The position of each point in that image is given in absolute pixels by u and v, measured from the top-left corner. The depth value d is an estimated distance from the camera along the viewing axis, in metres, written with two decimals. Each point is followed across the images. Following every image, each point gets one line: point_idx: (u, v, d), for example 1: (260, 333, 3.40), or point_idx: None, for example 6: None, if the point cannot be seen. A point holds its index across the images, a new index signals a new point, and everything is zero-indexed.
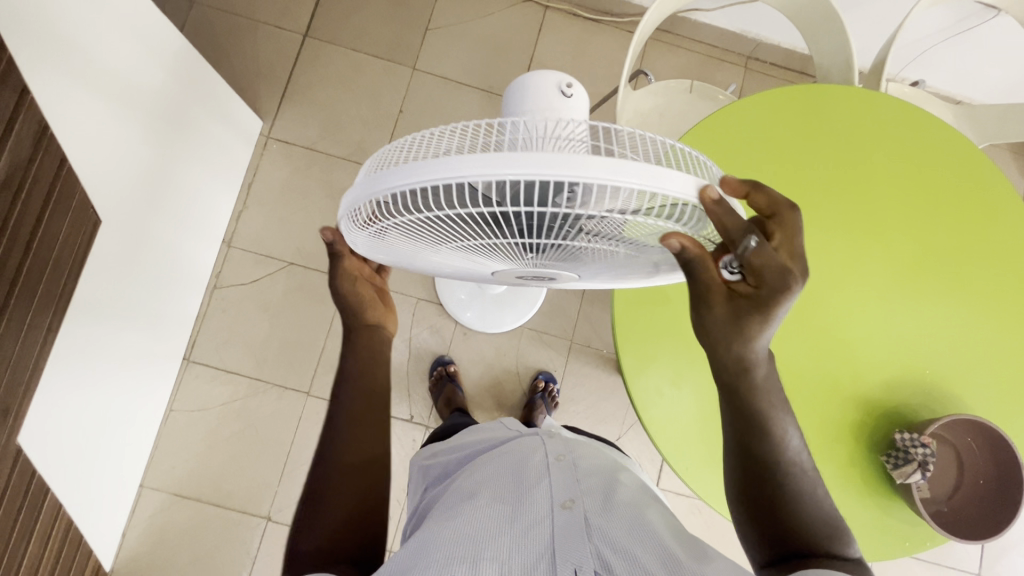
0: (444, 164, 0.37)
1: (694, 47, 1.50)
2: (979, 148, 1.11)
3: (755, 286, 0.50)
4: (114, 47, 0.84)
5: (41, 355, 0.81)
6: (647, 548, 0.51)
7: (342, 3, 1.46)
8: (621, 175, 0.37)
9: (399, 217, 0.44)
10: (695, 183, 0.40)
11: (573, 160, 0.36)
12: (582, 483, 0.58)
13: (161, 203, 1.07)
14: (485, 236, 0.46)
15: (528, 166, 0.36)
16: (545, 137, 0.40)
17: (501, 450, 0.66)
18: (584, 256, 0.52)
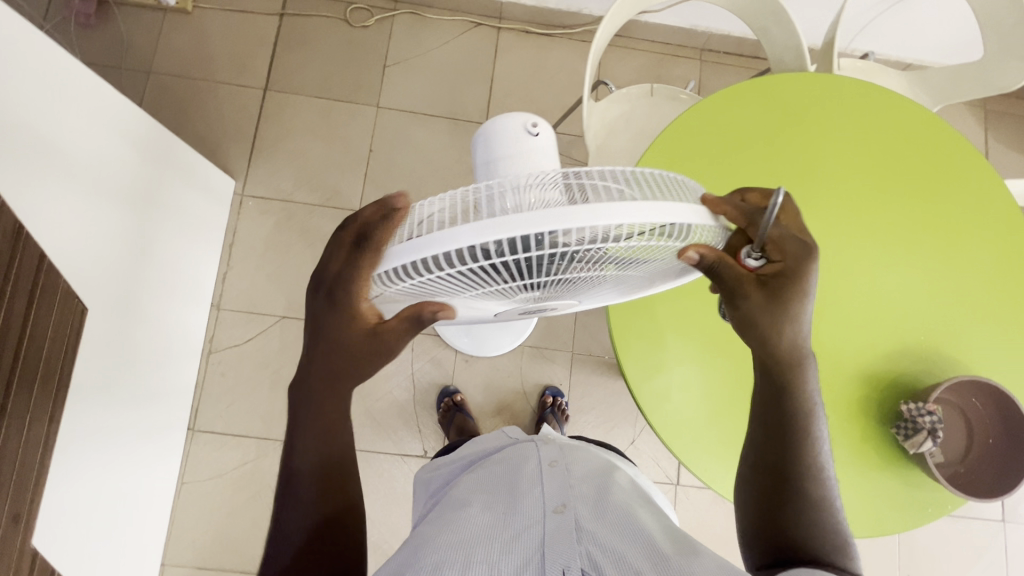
0: (443, 237, 0.39)
1: (648, 47, 1.52)
2: (934, 110, 1.14)
3: (779, 261, 0.54)
4: (77, 133, 0.84)
5: (45, 450, 0.80)
6: (636, 550, 0.52)
7: (297, 52, 1.47)
8: (605, 217, 0.39)
9: (400, 286, 0.45)
10: (676, 208, 0.42)
11: (561, 214, 0.38)
12: (574, 489, 0.60)
13: (145, 278, 1.06)
14: (482, 288, 0.48)
15: (520, 227, 0.38)
16: (525, 188, 0.41)
17: (500, 461, 0.69)
18: (577, 286, 0.54)
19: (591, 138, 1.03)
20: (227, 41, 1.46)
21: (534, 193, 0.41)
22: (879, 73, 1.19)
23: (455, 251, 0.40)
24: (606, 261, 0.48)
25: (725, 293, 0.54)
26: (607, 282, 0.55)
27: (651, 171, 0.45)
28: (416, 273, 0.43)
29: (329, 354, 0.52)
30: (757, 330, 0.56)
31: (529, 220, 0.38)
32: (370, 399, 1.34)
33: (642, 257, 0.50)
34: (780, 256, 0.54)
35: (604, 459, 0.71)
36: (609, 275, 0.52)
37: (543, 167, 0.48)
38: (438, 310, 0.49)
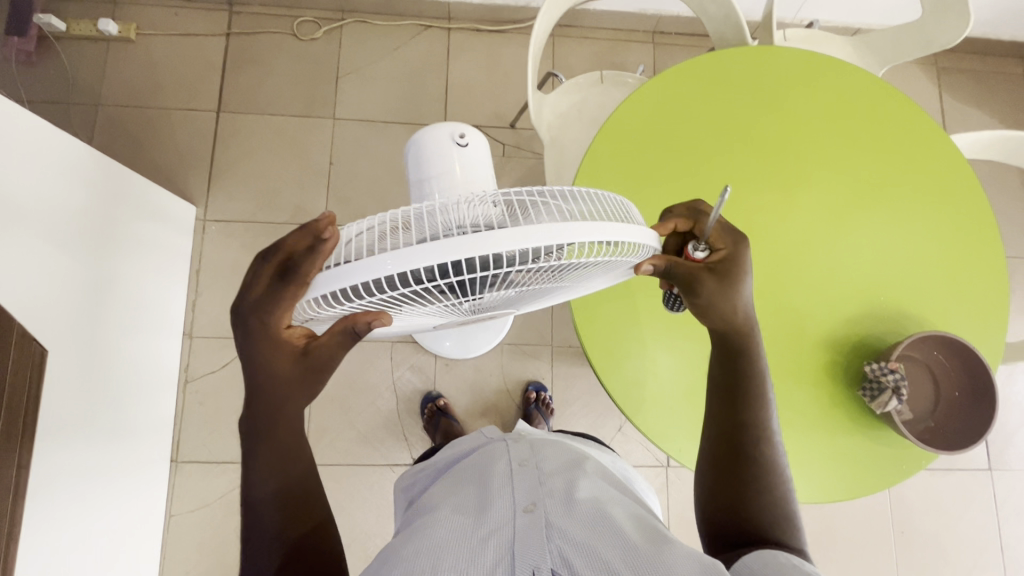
0: (368, 265, 0.39)
1: (600, 35, 1.52)
2: (881, 73, 1.15)
3: (720, 249, 0.60)
4: (19, 177, 0.82)
5: (17, 498, 0.79)
6: (607, 543, 0.52)
7: (247, 71, 1.45)
8: (529, 242, 0.39)
9: (326, 311, 0.45)
10: (610, 230, 0.43)
11: (484, 240, 0.38)
12: (545, 486, 0.60)
13: (107, 315, 1.04)
14: (416, 309, 0.48)
15: (443, 253, 0.38)
16: (458, 206, 0.42)
17: (472, 462, 0.69)
18: (517, 296, 0.55)
19: (543, 131, 1.02)
20: (175, 66, 1.44)
21: (468, 213, 0.42)
22: (826, 41, 1.19)
23: (383, 279, 0.40)
24: (540, 276, 0.48)
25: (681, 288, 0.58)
26: (547, 289, 0.56)
27: (586, 189, 0.45)
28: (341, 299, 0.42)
29: (264, 382, 0.51)
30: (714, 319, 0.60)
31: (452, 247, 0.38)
32: (353, 412, 1.34)
33: (577, 270, 0.50)
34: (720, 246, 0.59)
35: (575, 451, 0.72)
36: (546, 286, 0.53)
37: (475, 177, 0.48)
38: (373, 320, 0.46)
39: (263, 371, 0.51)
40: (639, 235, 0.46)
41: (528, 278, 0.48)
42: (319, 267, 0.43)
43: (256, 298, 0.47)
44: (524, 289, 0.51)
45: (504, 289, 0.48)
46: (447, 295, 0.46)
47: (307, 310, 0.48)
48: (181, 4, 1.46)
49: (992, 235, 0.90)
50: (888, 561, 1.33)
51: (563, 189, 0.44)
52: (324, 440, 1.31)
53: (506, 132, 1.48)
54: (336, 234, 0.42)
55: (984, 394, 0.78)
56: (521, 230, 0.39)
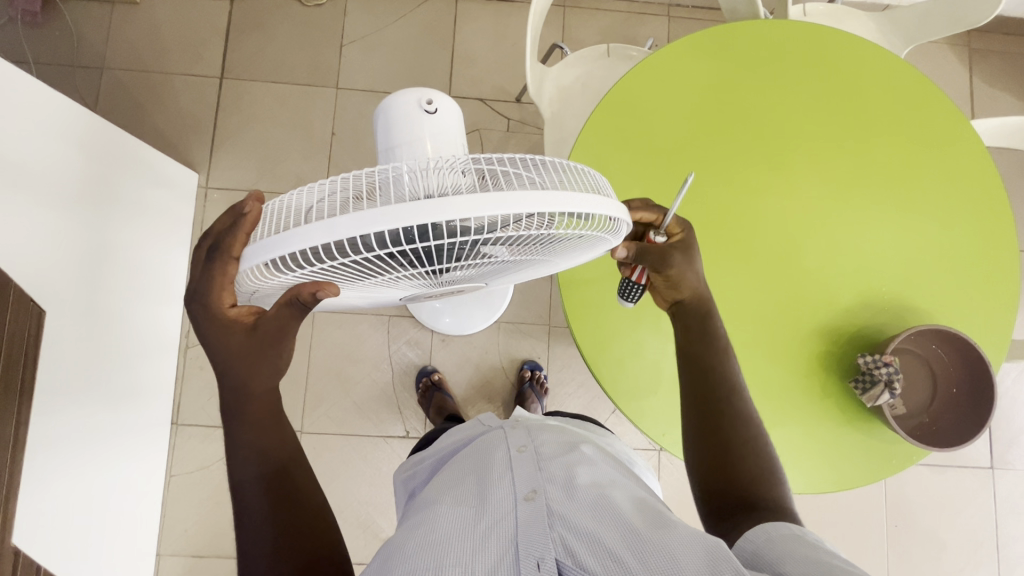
0: (322, 226, 0.37)
1: (612, 6, 1.47)
2: (905, 53, 1.10)
3: (677, 233, 0.66)
4: (18, 140, 0.83)
5: (14, 452, 0.81)
6: (611, 530, 0.53)
7: (252, 37, 1.43)
8: (493, 210, 0.38)
9: (284, 277, 0.44)
10: (579, 199, 0.41)
11: (444, 206, 0.37)
12: (545, 471, 0.61)
13: (108, 278, 1.06)
14: (383, 278, 0.47)
15: (402, 216, 0.37)
16: (424, 170, 0.41)
17: (469, 450, 0.70)
18: (492, 269, 0.54)
19: (543, 106, 0.99)
20: (178, 31, 1.43)
21: (433, 177, 0.41)
22: (849, 18, 1.13)
23: (339, 243, 0.39)
24: (512, 249, 0.47)
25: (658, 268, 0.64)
26: (523, 263, 0.54)
27: (564, 162, 0.44)
28: (299, 264, 0.41)
29: (224, 366, 0.53)
30: (687, 289, 0.67)
31: (410, 211, 0.37)
32: (350, 384, 1.35)
33: (551, 245, 0.49)
34: (678, 230, 0.66)
35: (574, 434, 0.72)
36: (520, 260, 0.52)
37: (444, 145, 0.47)
38: (317, 291, 0.46)
39: (221, 353, 0.52)
40: (614, 209, 0.44)
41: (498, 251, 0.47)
42: (241, 241, 0.44)
43: (196, 283, 0.48)
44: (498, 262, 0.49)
45: (474, 262, 0.47)
46: (412, 263, 0.45)
47: (251, 278, 0.46)
48: None
49: (1008, 222, 0.86)
50: (879, 554, 1.32)
51: (538, 159, 0.42)
52: (320, 409, 1.33)
53: (512, 106, 1.44)
54: (293, 197, 0.41)
55: (982, 389, 0.75)
56: (483, 196, 0.38)
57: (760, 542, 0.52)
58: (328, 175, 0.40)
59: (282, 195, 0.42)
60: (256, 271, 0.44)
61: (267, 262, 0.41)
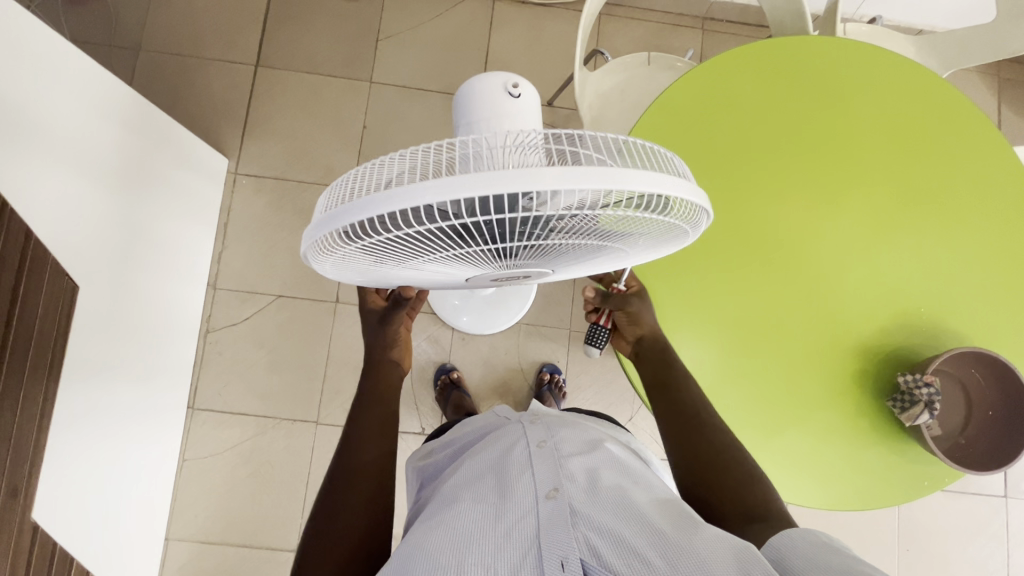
0: (407, 191, 0.37)
1: (648, 17, 1.48)
2: (943, 76, 1.09)
3: (635, 284, 0.79)
4: (66, 116, 0.83)
5: (42, 427, 0.82)
6: (635, 530, 0.53)
7: (289, 27, 1.44)
8: (577, 184, 0.36)
9: (356, 247, 0.43)
10: (659, 180, 0.40)
11: (533, 176, 0.36)
12: (565, 469, 0.60)
13: (139, 259, 1.06)
14: (451, 254, 0.47)
15: (490, 185, 0.36)
16: (502, 149, 0.40)
17: (488, 444, 0.69)
18: (551, 258, 0.53)
19: (584, 110, 1.00)
20: (217, 17, 1.43)
21: (509, 154, 0.40)
22: (888, 38, 1.13)
23: (420, 209, 0.38)
24: (581, 232, 0.46)
25: (618, 307, 0.76)
26: (585, 255, 0.53)
27: (640, 143, 0.43)
28: (373, 231, 0.41)
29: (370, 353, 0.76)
30: (645, 328, 0.78)
31: (493, 180, 0.35)
32: None
33: (618, 232, 0.48)
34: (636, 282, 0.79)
35: (595, 432, 0.72)
36: (583, 249, 0.51)
37: (525, 129, 0.46)
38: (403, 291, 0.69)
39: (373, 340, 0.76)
40: (692, 194, 0.43)
41: (570, 235, 0.46)
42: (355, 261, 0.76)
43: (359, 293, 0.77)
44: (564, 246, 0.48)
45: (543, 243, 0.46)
46: (482, 239, 0.44)
47: (322, 250, 0.45)
48: None
49: None
50: None
51: (620, 139, 0.41)
52: (336, 401, 1.33)
53: (543, 110, 1.44)
54: (377, 164, 0.41)
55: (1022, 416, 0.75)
56: (569, 170, 0.36)
57: (787, 548, 0.51)
58: (414, 146, 0.40)
59: (366, 163, 0.41)
60: (328, 238, 0.43)
61: (343, 227, 0.41)
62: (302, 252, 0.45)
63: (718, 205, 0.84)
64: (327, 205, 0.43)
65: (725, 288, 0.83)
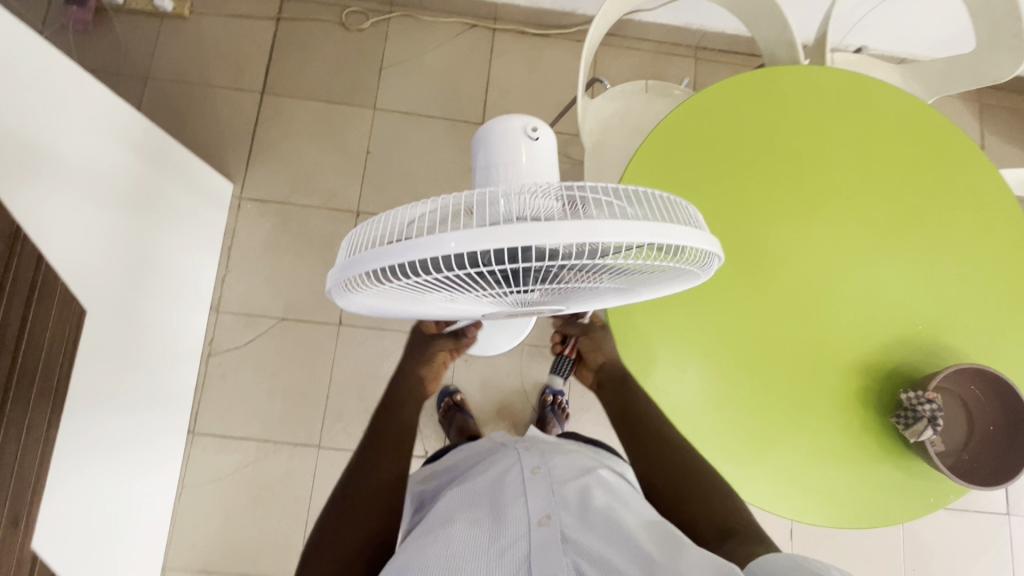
0: (432, 241, 0.38)
1: (642, 46, 1.53)
2: (929, 102, 1.14)
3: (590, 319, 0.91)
4: (79, 144, 0.85)
5: (44, 454, 0.81)
6: (625, 557, 0.54)
7: (294, 56, 1.47)
8: (593, 237, 0.38)
9: (381, 287, 0.45)
10: (672, 231, 0.42)
11: (552, 229, 0.38)
12: (558, 495, 0.61)
13: (144, 282, 1.06)
14: (470, 295, 0.48)
15: (511, 237, 0.38)
16: (517, 193, 0.42)
17: (481, 466, 0.69)
18: (564, 295, 0.54)
19: (586, 135, 1.03)
20: (224, 46, 1.47)
21: (526, 199, 0.42)
22: (875, 67, 1.18)
23: (445, 258, 0.40)
24: (595, 275, 0.48)
25: (583, 332, 0.89)
26: (598, 293, 0.55)
27: (652, 193, 0.45)
28: (399, 275, 0.42)
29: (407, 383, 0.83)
30: (604, 356, 0.89)
31: (516, 233, 0.37)
32: (371, 399, 1.34)
33: (631, 275, 0.49)
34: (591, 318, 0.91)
35: (587, 457, 0.73)
36: (596, 288, 0.52)
37: (541, 167, 0.49)
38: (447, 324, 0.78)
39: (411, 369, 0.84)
40: (704, 241, 0.45)
41: (585, 275, 0.47)
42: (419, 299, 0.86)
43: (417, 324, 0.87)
44: (579, 285, 0.50)
45: (558, 283, 0.48)
46: (500, 283, 0.45)
47: (348, 290, 0.46)
48: None
49: None
50: None
51: (632, 190, 0.44)
52: (339, 425, 1.32)
53: None
54: (402, 214, 0.43)
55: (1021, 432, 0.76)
56: (586, 224, 0.38)
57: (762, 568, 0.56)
58: (438, 197, 0.42)
59: (392, 213, 0.43)
60: (354, 281, 0.44)
61: (369, 272, 0.42)
62: (328, 291, 0.47)
63: (719, 228, 0.86)
64: (352, 250, 0.45)
65: (730, 310, 0.84)
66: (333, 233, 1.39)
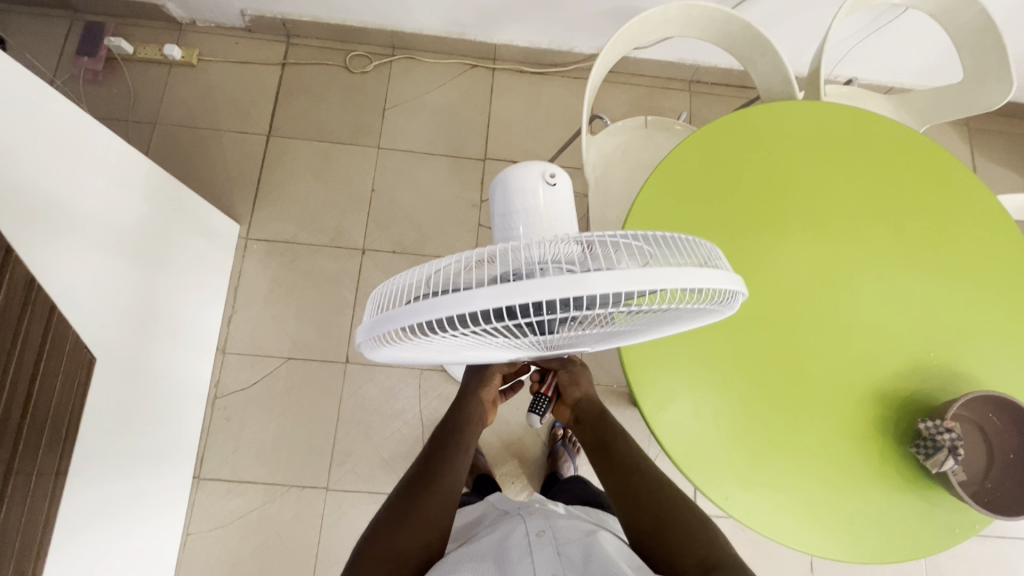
0: (463, 298, 0.38)
1: (638, 81, 1.58)
2: (921, 130, 1.17)
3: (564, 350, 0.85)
4: (94, 195, 0.86)
5: (51, 505, 0.80)
6: None
7: (299, 99, 1.51)
8: (621, 287, 0.38)
9: (412, 341, 0.45)
10: (699, 274, 0.42)
11: (583, 281, 0.37)
12: (561, 554, 0.70)
13: (151, 326, 1.06)
14: (497, 341, 0.48)
15: (543, 291, 0.37)
16: (539, 243, 0.42)
17: (490, 532, 0.78)
18: (588, 337, 0.54)
19: (590, 170, 1.05)
20: (230, 91, 1.50)
21: (550, 248, 0.42)
22: (866, 98, 1.22)
23: (475, 313, 0.40)
24: (618, 316, 0.48)
25: (563, 366, 0.83)
26: (621, 332, 0.54)
27: (671, 234, 0.46)
28: (430, 330, 0.42)
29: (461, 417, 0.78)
30: (582, 390, 0.85)
31: (546, 287, 0.37)
32: (379, 438, 1.32)
33: (654, 315, 0.49)
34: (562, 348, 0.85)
35: (588, 522, 0.81)
36: (620, 329, 0.52)
37: (560, 213, 0.50)
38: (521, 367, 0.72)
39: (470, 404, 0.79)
40: (729, 280, 0.45)
41: (611, 317, 0.47)
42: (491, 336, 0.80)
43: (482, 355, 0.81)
44: (604, 328, 0.50)
45: (584, 326, 0.47)
46: (526, 331, 0.45)
47: (378, 343, 0.46)
48: (242, 34, 1.53)
49: None
50: None
51: (653, 234, 0.44)
52: (346, 465, 1.30)
53: None
54: (427, 267, 0.42)
55: None
56: (615, 273, 0.38)
57: None
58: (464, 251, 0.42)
59: (417, 267, 0.43)
60: (385, 337, 0.45)
61: (400, 329, 0.42)
62: (358, 345, 0.47)
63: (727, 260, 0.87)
64: (380, 305, 0.45)
65: (742, 341, 0.85)
66: (339, 271, 1.40)
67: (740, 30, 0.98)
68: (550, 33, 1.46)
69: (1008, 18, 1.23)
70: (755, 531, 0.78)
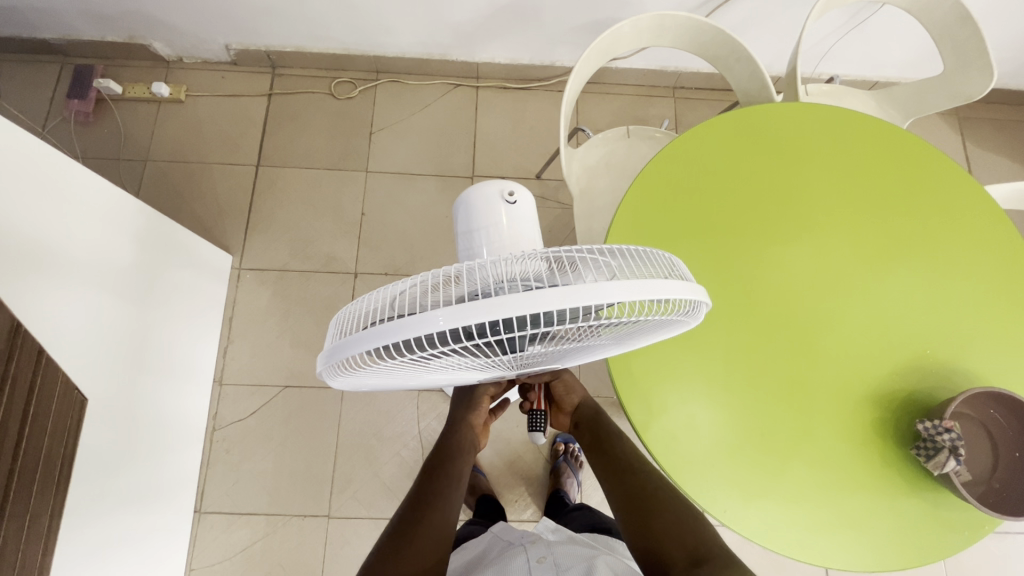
0: (418, 320, 0.37)
1: (621, 90, 1.58)
2: (906, 124, 1.16)
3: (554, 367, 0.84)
4: (82, 237, 0.87)
5: (46, 551, 0.79)
6: None
7: (286, 127, 1.53)
8: (579, 302, 0.37)
9: (376, 364, 0.44)
10: (662, 286, 0.41)
11: (536, 297, 0.37)
12: None
13: (147, 362, 1.06)
14: (467, 363, 0.47)
15: (498, 309, 0.37)
16: (499, 260, 0.42)
17: (493, 561, 0.80)
18: (561, 353, 0.53)
19: (573, 183, 1.05)
20: (219, 125, 1.53)
21: (508, 265, 0.42)
22: (849, 95, 1.21)
23: (435, 334, 0.39)
24: (586, 331, 0.47)
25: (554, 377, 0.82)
26: (595, 347, 0.54)
27: (634, 248, 0.45)
28: (392, 353, 0.41)
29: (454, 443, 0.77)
30: (579, 396, 0.85)
31: (501, 305, 0.37)
32: (379, 461, 1.31)
33: (625, 329, 0.49)
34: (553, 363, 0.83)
35: (592, 546, 0.83)
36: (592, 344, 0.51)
37: (522, 232, 0.50)
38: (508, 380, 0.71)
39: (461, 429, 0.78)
40: (693, 290, 0.44)
41: (579, 332, 0.46)
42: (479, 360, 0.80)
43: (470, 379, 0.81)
44: (575, 342, 0.49)
45: (552, 343, 0.47)
46: (494, 350, 0.44)
47: (343, 369, 0.45)
48: (229, 68, 1.56)
49: None
50: None
51: (615, 247, 0.44)
52: (348, 491, 1.29)
53: (533, 182, 1.50)
54: (387, 291, 0.42)
55: None
56: (572, 288, 0.37)
57: None
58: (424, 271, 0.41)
59: (377, 290, 0.42)
60: (348, 361, 0.44)
61: (360, 353, 0.41)
62: (319, 372, 0.46)
63: (712, 265, 0.86)
64: (342, 330, 0.44)
65: (733, 346, 0.83)
66: (332, 295, 1.41)
67: (714, 36, 0.98)
68: (530, 49, 1.47)
69: (987, 7, 1.23)
70: (756, 541, 0.76)
